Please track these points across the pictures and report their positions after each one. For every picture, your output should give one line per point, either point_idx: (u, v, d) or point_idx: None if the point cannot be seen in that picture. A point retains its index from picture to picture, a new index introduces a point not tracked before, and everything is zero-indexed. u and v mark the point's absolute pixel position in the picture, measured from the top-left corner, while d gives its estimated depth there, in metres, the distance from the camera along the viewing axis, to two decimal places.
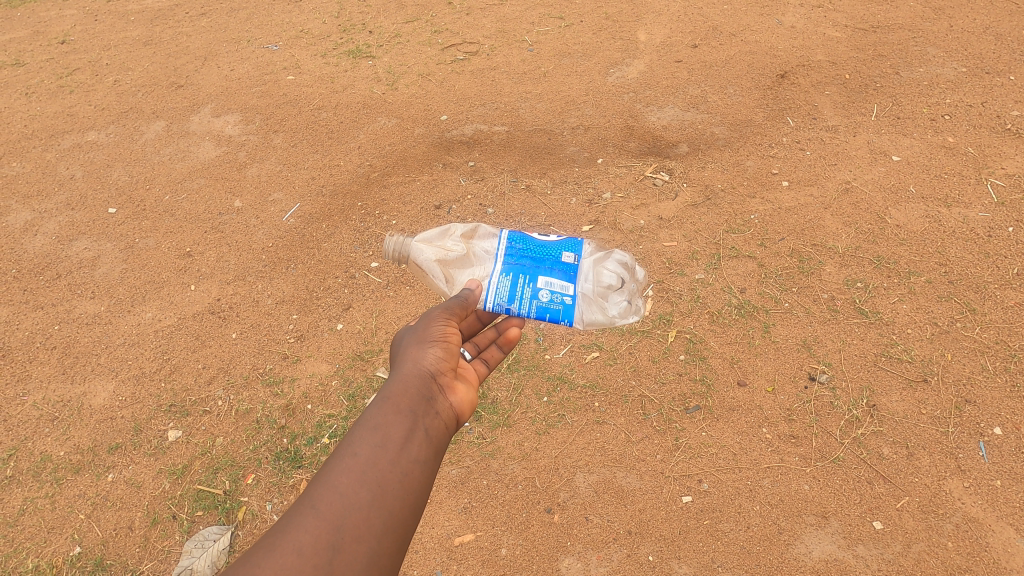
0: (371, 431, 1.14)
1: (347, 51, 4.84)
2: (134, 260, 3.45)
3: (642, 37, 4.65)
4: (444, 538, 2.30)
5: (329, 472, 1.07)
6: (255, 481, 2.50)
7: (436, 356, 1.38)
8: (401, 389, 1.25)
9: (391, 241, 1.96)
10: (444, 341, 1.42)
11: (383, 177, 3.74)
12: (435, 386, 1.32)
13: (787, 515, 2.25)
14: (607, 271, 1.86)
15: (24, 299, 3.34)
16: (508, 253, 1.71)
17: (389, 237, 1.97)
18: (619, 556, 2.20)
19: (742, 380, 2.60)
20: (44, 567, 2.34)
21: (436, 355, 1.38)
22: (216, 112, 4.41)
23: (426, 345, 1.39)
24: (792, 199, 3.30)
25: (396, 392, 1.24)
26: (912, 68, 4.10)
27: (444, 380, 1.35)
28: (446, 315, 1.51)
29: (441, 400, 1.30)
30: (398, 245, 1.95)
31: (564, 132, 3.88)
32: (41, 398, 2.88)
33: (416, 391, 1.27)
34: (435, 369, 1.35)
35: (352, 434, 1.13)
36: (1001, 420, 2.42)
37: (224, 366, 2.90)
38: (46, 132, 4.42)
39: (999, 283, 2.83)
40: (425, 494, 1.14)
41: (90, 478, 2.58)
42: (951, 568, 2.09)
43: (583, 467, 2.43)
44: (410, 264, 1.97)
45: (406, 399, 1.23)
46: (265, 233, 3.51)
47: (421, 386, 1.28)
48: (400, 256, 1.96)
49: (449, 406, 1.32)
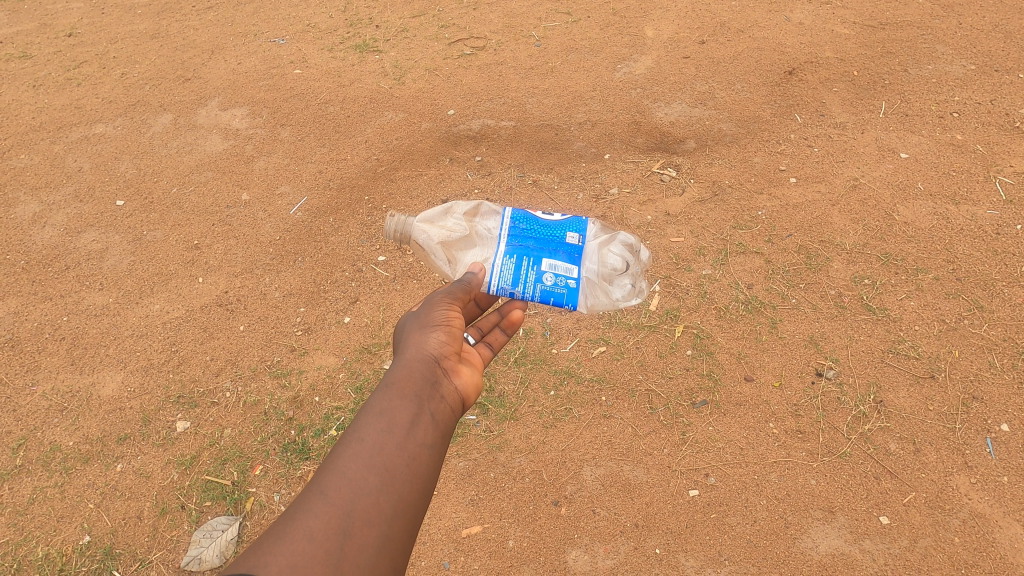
0: (377, 417, 1.14)
1: (354, 45, 4.84)
2: (143, 252, 3.46)
3: (650, 33, 4.64)
4: (452, 529, 2.31)
5: (336, 459, 1.07)
6: (263, 472, 2.51)
7: (438, 341, 1.39)
8: (405, 375, 1.26)
9: (391, 221, 1.90)
10: (447, 325, 1.43)
11: (390, 171, 3.75)
12: (439, 371, 1.33)
13: (794, 510, 2.26)
14: (612, 254, 1.87)
15: (33, 290, 3.36)
16: (511, 235, 1.68)
17: (389, 216, 1.91)
18: (626, 548, 2.22)
19: (750, 375, 2.61)
20: (54, 555, 2.35)
21: (439, 340, 1.39)
22: (224, 105, 4.42)
23: (428, 331, 1.40)
24: (800, 195, 3.30)
25: (400, 378, 1.24)
26: (920, 65, 4.09)
27: (447, 364, 1.36)
28: (448, 300, 1.52)
29: (445, 384, 1.31)
30: (399, 226, 1.88)
31: (571, 127, 3.88)
32: (50, 388, 2.90)
33: (420, 376, 1.27)
34: (438, 353, 1.36)
35: (358, 421, 1.14)
36: (1008, 416, 2.43)
37: (232, 358, 2.92)
38: (54, 124, 4.43)
39: (1007, 280, 2.83)
40: (433, 477, 1.15)
41: (100, 468, 2.60)
42: (959, 563, 2.10)
43: (590, 460, 2.44)
44: (411, 245, 1.94)
45: (410, 384, 1.24)
46: (273, 226, 3.52)
47: (425, 371, 1.29)
48: (400, 237, 1.91)
49: (453, 389, 1.32)
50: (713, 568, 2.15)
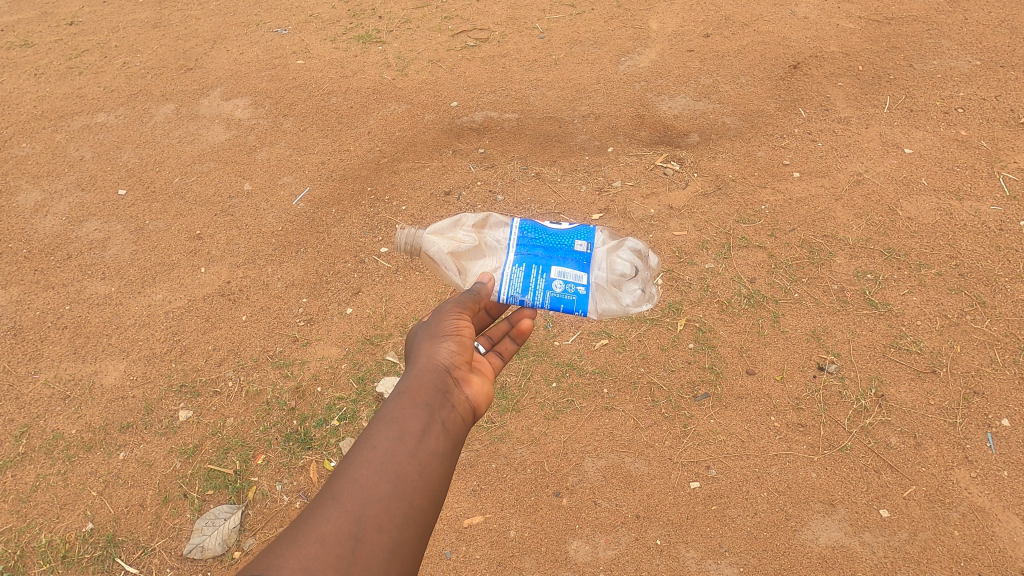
0: (389, 425, 1.15)
1: (357, 36, 4.82)
2: (145, 242, 3.46)
3: (654, 26, 4.63)
4: (453, 519, 2.33)
5: (348, 466, 1.08)
6: (265, 461, 2.52)
7: (449, 350, 1.39)
8: (416, 384, 1.26)
9: (400, 233, 1.89)
10: (457, 335, 1.43)
11: (393, 163, 3.75)
12: (450, 380, 1.33)
13: (795, 502, 2.27)
14: (621, 259, 1.86)
15: (34, 279, 3.35)
16: (520, 244, 1.69)
17: (398, 228, 1.89)
18: (627, 539, 2.23)
19: (751, 369, 2.62)
20: (57, 542, 2.36)
21: (450, 349, 1.39)
22: (225, 95, 4.41)
23: (439, 340, 1.40)
24: (804, 189, 3.30)
25: (412, 387, 1.25)
26: (926, 60, 4.09)
27: (458, 373, 1.36)
28: (458, 309, 1.52)
29: (456, 393, 1.31)
30: (409, 239, 1.87)
31: (575, 120, 3.87)
32: (52, 376, 2.91)
33: (431, 385, 1.28)
34: (449, 362, 1.36)
35: (370, 428, 1.15)
36: (1009, 412, 2.43)
37: (234, 348, 2.92)
38: (55, 113, 4.42)
39: (1010, 276, 2.83)
40: (443, 486, 1.15)
41: (102, 456, 2.61)
42: (958, 556, 2.11)
43: (592, 452, 2.45)
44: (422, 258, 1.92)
45: (421, 393, 1.24)
46: (275, 217, 3.51)
47: (436, 380, 1.30)
48: (411, 250, 1.90)
49: (464, 399, 1.33)
50: (713, 560, 2.17)
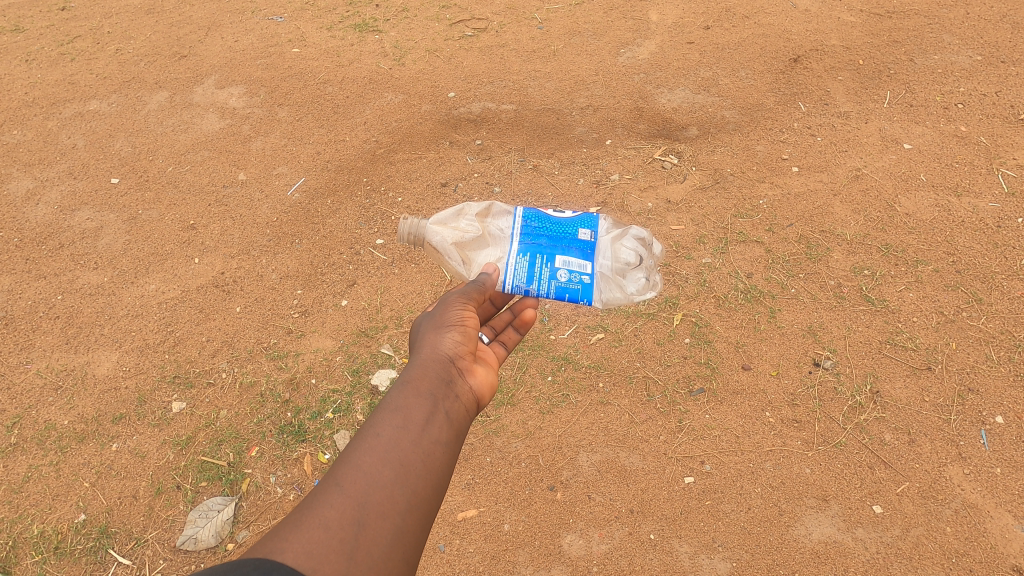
0: (393, 413, 1.14)
1: (353, 25, 4.77)
2: (139, 231, 3.43)
3: (654, 17, 4.59)
4: (448, 513, 2.32)
5: (352, 453, 1.07)
6: (259, 454, 2.51)
7: (454, 341, 1.37)
8: (420, 374, 1.25)
9: (404, 224, 1.84)
10: (462, 325, 1.42)
11: (390, 154, 3.71)
12: (454, 370, 1.31)
13: (787, 498, 2.27)
14: (625, 248, 1.84)
15: (27, 268, 3.32)
16: (524, 233, 1.68)
17: (402, 219, 1.85)
18: (620, 534, 2.23)
19: (747, 363, 2.61)
20: (49, 533, 2.35)
21: (454, 340, 1.37)
22: (220, 83, 4.35)
23: (444, 331, 1.39)
24: (802, 184, 3.29)
25: (415, 377, 1.24)
26: (927, 55, 4.07)
27: (462, 363, 1.35)
28: (463, 300, 1.51)
29: (460, 383, 1.30)
30: (413, 228, 1.83)
31: (573, 112, 3.85)
32: (44, 366, 2.88)
33: (435, 375, 1.26)
34: (453, 353, 1.35)
35: (374, 417, 1.14)
36: (1003, 409, 2.44)
37: (228, 339, 2.90)
38: (47, 100, 4.36)
39: (1008, 274, 2.82)
40: (448, 475, 1.14)
41: (95, 447, 2.59)
42: (950, 552, 2.12)
43: (587, 446, 2.44)
44: (427, 249, 1.88)
45: (425, 382, 1.23)
46: (269, 208, 3.48)
47: (440, 370, 1.28)
48: (415, 241, 1.86)
49: (468, 389, 1.31)
50: (707, 554, 2.17)
